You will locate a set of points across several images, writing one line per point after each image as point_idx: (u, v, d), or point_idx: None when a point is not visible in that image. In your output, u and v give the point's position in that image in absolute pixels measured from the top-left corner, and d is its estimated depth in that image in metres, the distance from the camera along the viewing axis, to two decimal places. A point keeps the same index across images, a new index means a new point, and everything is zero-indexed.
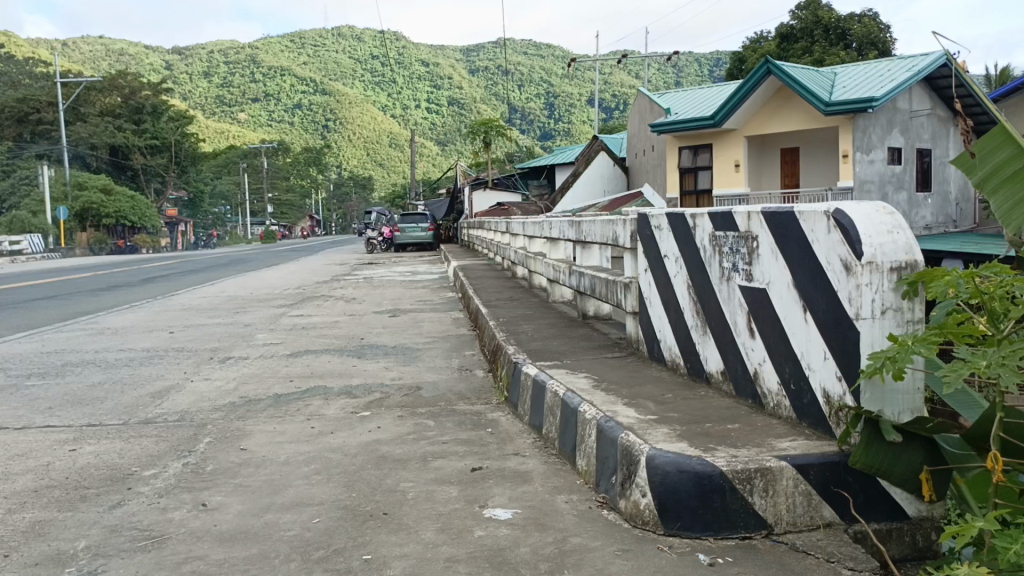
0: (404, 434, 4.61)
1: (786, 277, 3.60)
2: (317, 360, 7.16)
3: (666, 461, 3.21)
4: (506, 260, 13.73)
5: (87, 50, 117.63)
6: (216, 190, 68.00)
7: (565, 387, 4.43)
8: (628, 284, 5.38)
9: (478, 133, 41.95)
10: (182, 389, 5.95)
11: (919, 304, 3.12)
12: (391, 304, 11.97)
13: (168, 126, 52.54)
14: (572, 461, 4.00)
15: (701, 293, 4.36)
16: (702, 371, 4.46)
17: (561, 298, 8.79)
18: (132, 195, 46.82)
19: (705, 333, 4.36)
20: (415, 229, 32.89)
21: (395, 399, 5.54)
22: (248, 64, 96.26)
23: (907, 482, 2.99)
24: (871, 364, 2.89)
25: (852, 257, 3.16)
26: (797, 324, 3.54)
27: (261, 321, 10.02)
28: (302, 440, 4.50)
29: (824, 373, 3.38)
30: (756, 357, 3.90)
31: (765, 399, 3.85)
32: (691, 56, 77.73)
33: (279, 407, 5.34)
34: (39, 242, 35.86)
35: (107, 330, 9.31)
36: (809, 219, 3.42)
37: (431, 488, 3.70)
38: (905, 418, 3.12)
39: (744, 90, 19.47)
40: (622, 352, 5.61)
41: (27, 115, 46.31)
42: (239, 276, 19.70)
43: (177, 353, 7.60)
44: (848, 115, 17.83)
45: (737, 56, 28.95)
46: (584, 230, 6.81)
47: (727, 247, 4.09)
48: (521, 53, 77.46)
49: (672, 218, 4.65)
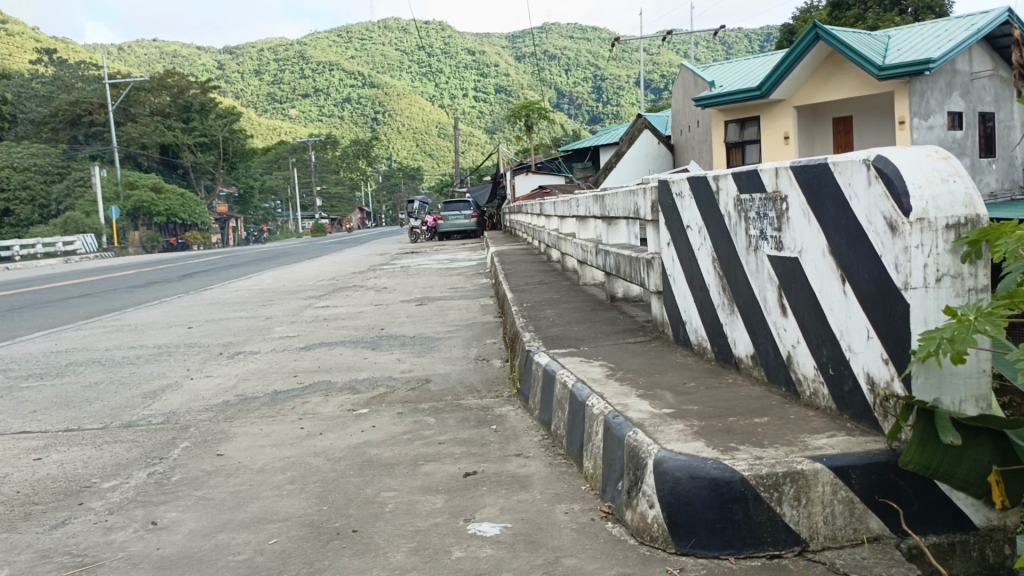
0: (399, 434, 4.16)
1: (821, 243, 3.03)
2: (329, 353, 6.77)
3: (676, 466, 2.69)
4: (542, 243, 13.22)
5: (141, 53, 120.29)
6: (265, 185, 69.02)
7: (575, 377, 3.94)
8: (650, 260, 4.84)
9: (520, 117, 41.40)
10: (178, 387, 5.64)
11: (982, 268, 2.54)
12: (421, 293, 11.55)
13: (216, 124, 53.33)
14: (579, 463, 3.49)
15: (728, 266, 3.80)
16: (730, 356, 3.90)
17: (592, 280, 8.24)
18: (182, 193, 47.58)
19: (733, 312, 3.80)
20: (457, 217, 32.50)
21: (399, 394, 5.09)
22: (297, 61, 97.07)
23: (971, 486, 2.45)
24: (923, 345, 2.38)
25: (897, 213, 2.59)
26: (834, 296, 2.97)
27: (284, 314, 9.71)
28: (286, 443, 4.10)
29: (868, 355, 2.80)
30: (788, 339, 3.33)
31: (801, 387, 3.27)
32: (739, 30, 76.03)
33: (273, 407, 4.95)
34: (92, 243, 36.47)
35: (128, 327, 9.14)
36: (845, 169, 2.85)
37: (412, 499, 3.24)
38: (969, 408, 2.53)
39: (792, 57, 18.49)
40: (646, 336, 5.05)
41: (80, 117, 47.18)
42: (278, 269, 19.70)
43: (187, 349, 7.33)
44: (905, 79, 16.68)
45: (787, 28, 27.82)
46: (608, 204, 6.26)
47: (753, 212, 3.53)
48: (568, 38, 76.63)
49: (694, 182, 4.11)
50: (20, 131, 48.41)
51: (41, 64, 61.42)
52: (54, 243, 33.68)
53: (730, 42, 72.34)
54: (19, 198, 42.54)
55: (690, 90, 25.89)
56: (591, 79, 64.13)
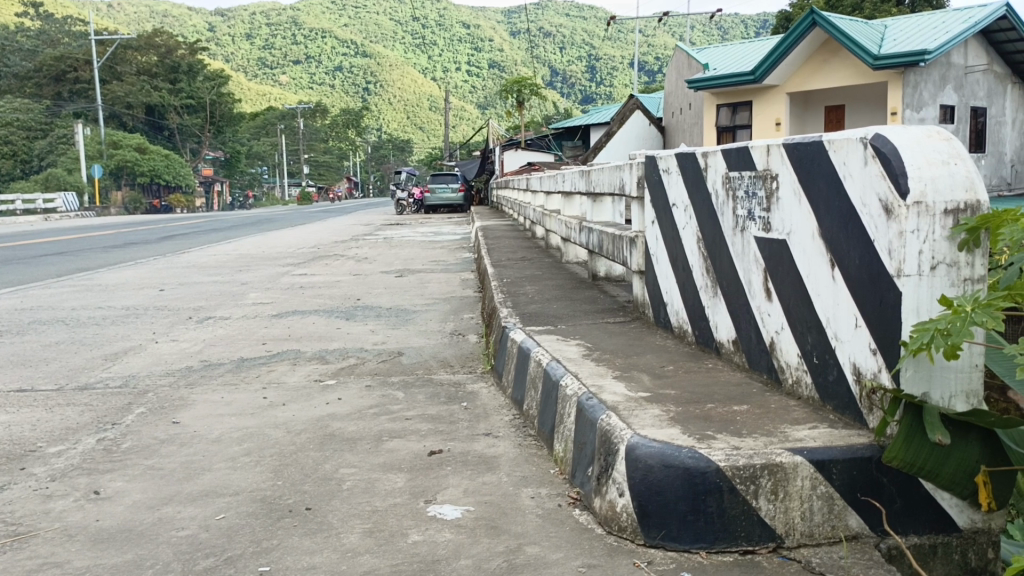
0: (365, 408, 3.99)
1: (811, 225, 2.87)
2: (301, 321, 6.58)
3: (649, 453, 2.54)
4: (527, 220, 13.03)
5: (129, 10, 117.91)
6: (252, 151, 68.20)
7: (550, 355, 3.79)
8: (634, 238, 4.68)
9: (512, 92, 40.96)
10: (142, 350, 5.46)
11: (979, 257, 2.39)
12: (401, 264, 11.34)
13: (203, 86, 52.39)
14: (550, 445, 3.34)
15: (713, 247, 3.65)
16: (711, 340, 3.75)
17: (575, 258, 8.07)
18: (167, 155, 46.89)
19: (716, 294, 3.65)
20: (445, 190, 32.19)
21: (369, 366, 4.93)
22: (289, 25, 95.58)
23: (956, 485, 2.31)
24: (914, 337, 2.24)
25: (892, 196, 2.44)
26: (823, 282, 2.81)
27: (260, 280, 9.50)
28: (246, 413, 3.93)
29: (854, 344, 2.65)
30: (771, 324, 3.19)
31: (783, 375, 3.13)
32: (735, 16, 75.64)
33: (237, 374, 4.78)
34: (73, 201, 35.89)
35: (98, 287, 8.92)
36: (840, 148, 2.68)
37: (373, 477, 3.09)
38: (958, 404, 2.40)
39: (787, 43, 18.29)
40: (626, 316, 4.90)
41: (64, 73, 46.18)
42: (259, 235, 19.39)
43: (155, 312, 7.12)
44: (899, 69, 16.50)
45: (784, 14, 27.57)
46: (594, 179, 6.07)
47: (741, 191, 3.37)
48: (565, 16, 75.94)
49: (682, 158, 3.94)
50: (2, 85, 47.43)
51: (26, 17, 60.10)
52: (34, 200, 33.08)
53: (726, 28, 71.81)
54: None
55: (684, 71, 25.62)
56: (585, 58, 63.65)
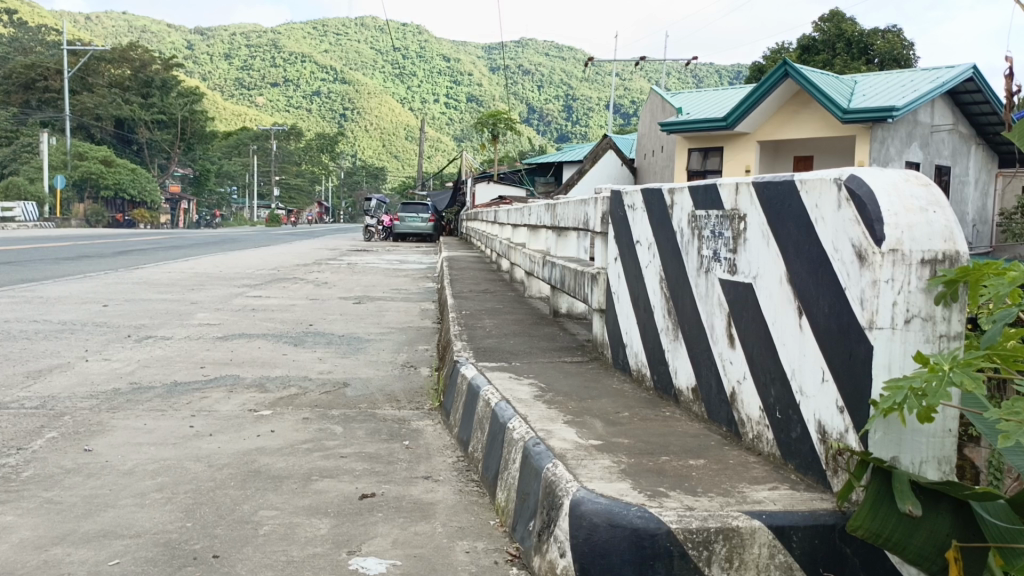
0: (298, 442, 3.71)
1: (779, 269, 2.69)
2: (247, 345, 6.27)
3: (595, 509, 2.30)
4: (493, 252, 12.83)
5: (109, 25, 117.13)
6: (222, 170, 67.39)
7: (500, 394, 3.56)
8: (596, 275, 4.49)
9: (487, 125, 41.01)
10: (70, 368, 5.12)
11: (957, 311, 2.22)
12: (361, 291, 11.04)
13: (177, 103, 51.78)
14: (492, 493, 3.09)
15: (676, 288, 3.46)
16: (669, 386, 3.55)
17: (539, 294, 7.86)
18: (134, 169, 46.09)
19: (676, 338, 3.45)
20: (415, 219, 31.93)
21: (311, 397, 4.63)
22: (268, 48, 95.45)
23: (925, 563, 2.08)
24: (886, 398, 2.05)
25: (866, 242, 2.26)
26: (789, 331, 2.63)
27: (212, 300, 9.16)
28: (166, 443, 3.62)
29: (820, 400, 2.46)
30: (733, 373, 2.99)
31: (743, 428, 2.93)
32: (710, 66, 77.12)
33: (167, 399, 4.46)
34: (33, 211, 35.01)
35: (38, 299, 8.50)
36: (813, 189, 2.51)
37: (294, 521, 2.80)
38: (929, 472, 2.22)
39: (759, 92, 18.44)
40: (584, 356, 4.69)
41: (34, 82, 45.29)
42: (219, 255, 18.92)
43: (94, 328, 6.76)
44: (867, 124, 16.72)
45: (757, 66, 27.98)
46: (560, 213, 5.89)
47: (707, 231, 3.19)
48: (544, 55, 76.87)
49: (647, 194, 3.77)
50: None
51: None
52: None
53: (701, 76, 72.89)
54: None
55: (658, 114, 25.83)
56: (562, 97, 64.30)
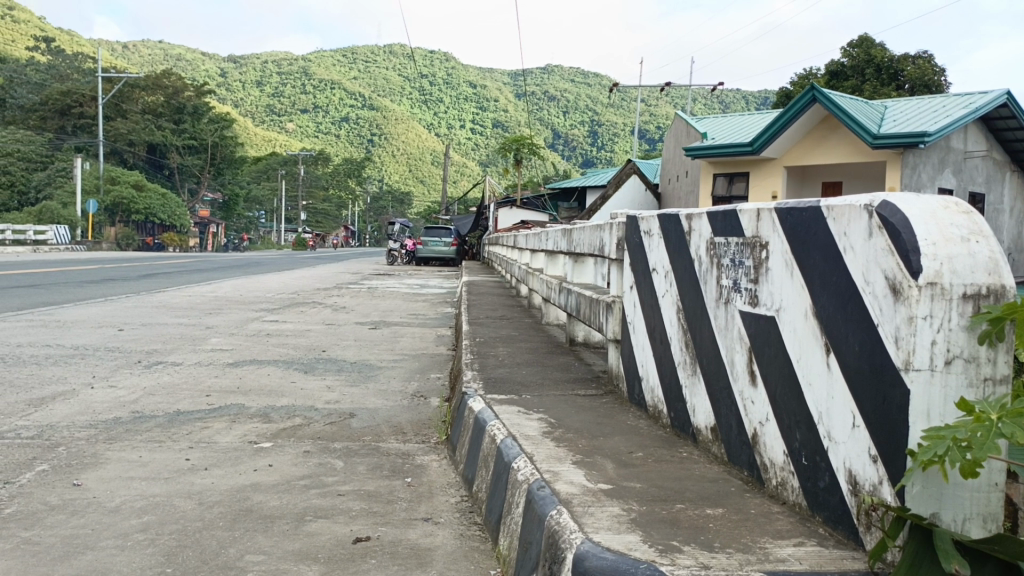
0: (295, 479, 3.53)
1: (805, 303, 2.49)
2: (256, 372, 6.12)
3: (600, 565, 2.11)
4: (513, 277, 12.68)
5: (146, 53, 119.69)
6: (251, 194, 68.17)
7: (507, 431, 3.36)
8: (611, 303, 4.30)
9: (511, 150, 41.05)
10: (73, 396, 5.01)
11: (1004, 354, 2.01)
12: (378, 315, 10.94)
13: (208, 129, 52.54)
14: (496, 537, 2.90)
15: (694, 319, 3.26)
16: (687, 425, 3.34)
17: (556, 320, 7.67)
18: (164, 194, 46.65)
19: (695, 373, 3.24)
20: (438, 243, 31.91)
21: (314, 428, 4.47)
22: (299, 75, 96.87)
23: None
24: (926, 448, 1.84)
25: (901, 275, 2.06)
26: (816, 369, 2.42)
27: (227, 325, 9.08)
28: (158, 477, 3.46)
29: (852, 447, 2.25)
30: (755, 413, 2.77)
31: (766, 474, 2.71)
32: (737, 92, 76.96)
33: (166, 430, 4.30)
34: (64, 235, 35.41)
35: (54, 324, 8.43)
36: (841, 216, 2.32)
37: (282, 570, 2.62)
38: (974, 530, 1.99)
39: (786, 117, 18.19)
40: (598, 388, 4.48)
41: (70, 108, 46.14)
42: (241, 278, 18.93)
43: (104, 354, 6.67)
44: (898, 150, 16.39)
45: (785, 91, 27.75)
46: (575, 239, 5.72)
47: (727, 260, 3.00)
48: (570, 81, 77.24)
49: (664, 220, 3.58)
50: (7, 116, 47.22)
51: (38, 52, 60.53)
52: (25, 230, 32.38)
53: (727, 102, 72.66)
54: None
55: (682, 139, 25.66)
56: (588, 123, 64.42)
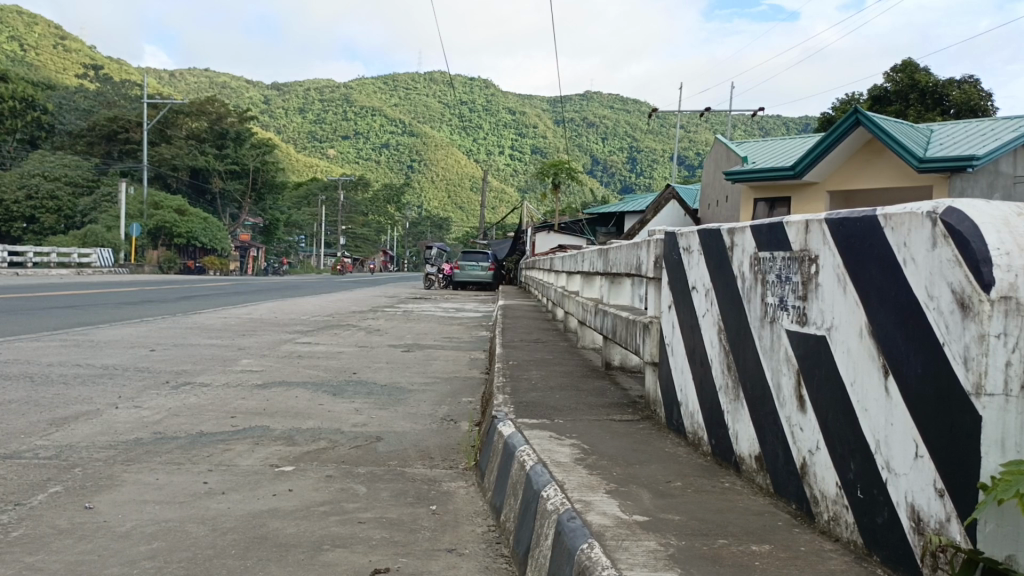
0: (314, 505, 3.38)
1: (858, 319, 2.29)
2: (284, 394, 6.01)
3: None
4: (548, 301, 12.51)
5: (194, 82, 122.74)
6: (291, 219, 69.16)
7: (536, 457, 3.19)
8: (648, 324, 4.10)
9: (548, 175, 40.97)
10: (97, 416, 4.94)
11: None
12: (411, 339, 10.83)
13: (250, 154, 53.43)
14: (523, 570, 2.71)
15: (736, 339, 3.06)
16: (729, 453, 3.12)
17: (591, 344, 7.46)
18: (206, 218, 47.39)
19: (738, 398, 3.03)
20: (474, 268, 31.87)
21: (339, 452, 4.32)
22: (340, 102, 98.42)
23: None
24: (1006, 483, 1.61)
25: (970, 289, 1.85)
26: (873, 394, 2.21)
27: (259, 346, 9.04)
28: (173, 501, 3.34)
29: (915, 480, 2.03)
30: (804, 442, 2.56)
31: (818, 507, 2.48)
32: (777, 118, 76.24)
33: (186, 452, 4.20)
34: (108, 258, 36.03)
35: (88, 343, 8.47)
36: (900, 225, 2.12)
37: None
38: None
39: (828, 141, 17.78)
40: (635, 413, 4.27)
41: (116, 134, 47.31)
42: (276, 301, 19.00)
43: (133, 374, 6.62)
44: (944, 174, 15.92)
45: (826, 116, 27.33)
46: (611, 259, 5.54)
47: (772, 275, 2.80)
48: (608, 107, 77.33)
49: (703, 235, 3.40)
50: (56, 142, 48.48)
51: (89, 80, 62.24)
52: (71, 253, 32.98)
53: (768, 127, 71.88)
54: (45, 207, 41.94)
55: (721, 164, 25.37)
56: (626, 150, 64.26)
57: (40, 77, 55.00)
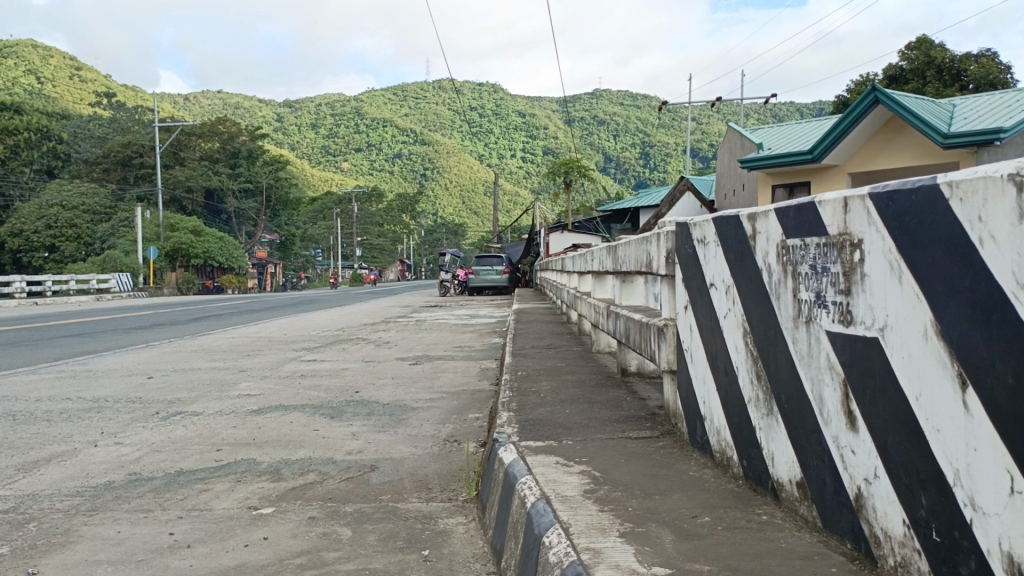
0: (289, 557, 2.96)
1: (923, 315, 1.81)
2: (277, 421, 5.60)
3: None
4: (562, 303, 12.03)
5: (206, 103, 123.26)
6: (306, 234, 69.11)
7: (540, 491, 2.75)
8: (663, 327, 3.64)
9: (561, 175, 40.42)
10: (72, 457, 4.58)
11: None
12: (422, 350, 10.37)
13: (262, 171, 53.43)
14: None
15: (766, 344, 2.60)
16: (765, 477, 2.66)
17: (607, 347, 7.00)
18: (222, 236, 47.18)
19: (771, 413, 2.57)
20: (490, 272, 31.34)
21: (328, 487, 3.90)
22: (352, 114, 98.61)
23: None
24: None
25: None
26: (945, 406, 1.74)
27: (261, 367, 8.63)
28: (129, 561, 2.94)
29: (1011, 520, 1.56)
30: (858, 468, 2.09)
31: (881, 551, 2.01)
32: (790, 105, 75.30)
33: (160, 495, 3.80)
34: (127, 282, 35.79)
35: (83, 374, 8.11)
36: (967, 193, 1.65)
37: None
38: None
39: (846, 122, 17.15)
40: (653, 428, 3.80)
41: (130, 159, 47.46)
42: (287, 317, 18.54)
43: (122, 406, 6.22)
44: (971, 149, 15.18)
45: (841, 99, 26.63)
46: (620, 255, 5.09)
47: (805, 264, 2.35)
48: (617, 104, 76.84)
49: (719, 223, 2.94)
50: (72, 170, 48.53)
51: (100, 106, 62.44)
52: (88, 279, 32.83)
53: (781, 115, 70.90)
54: (64, 235, 42.02)
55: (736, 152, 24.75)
56: (638, 145, 63.67)
57: (54, 107, 55.29)
